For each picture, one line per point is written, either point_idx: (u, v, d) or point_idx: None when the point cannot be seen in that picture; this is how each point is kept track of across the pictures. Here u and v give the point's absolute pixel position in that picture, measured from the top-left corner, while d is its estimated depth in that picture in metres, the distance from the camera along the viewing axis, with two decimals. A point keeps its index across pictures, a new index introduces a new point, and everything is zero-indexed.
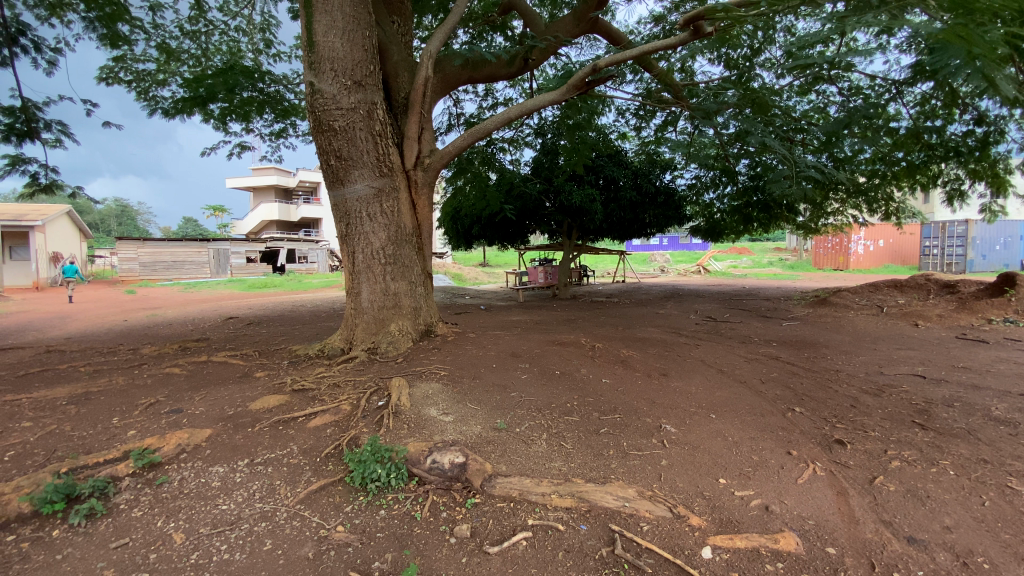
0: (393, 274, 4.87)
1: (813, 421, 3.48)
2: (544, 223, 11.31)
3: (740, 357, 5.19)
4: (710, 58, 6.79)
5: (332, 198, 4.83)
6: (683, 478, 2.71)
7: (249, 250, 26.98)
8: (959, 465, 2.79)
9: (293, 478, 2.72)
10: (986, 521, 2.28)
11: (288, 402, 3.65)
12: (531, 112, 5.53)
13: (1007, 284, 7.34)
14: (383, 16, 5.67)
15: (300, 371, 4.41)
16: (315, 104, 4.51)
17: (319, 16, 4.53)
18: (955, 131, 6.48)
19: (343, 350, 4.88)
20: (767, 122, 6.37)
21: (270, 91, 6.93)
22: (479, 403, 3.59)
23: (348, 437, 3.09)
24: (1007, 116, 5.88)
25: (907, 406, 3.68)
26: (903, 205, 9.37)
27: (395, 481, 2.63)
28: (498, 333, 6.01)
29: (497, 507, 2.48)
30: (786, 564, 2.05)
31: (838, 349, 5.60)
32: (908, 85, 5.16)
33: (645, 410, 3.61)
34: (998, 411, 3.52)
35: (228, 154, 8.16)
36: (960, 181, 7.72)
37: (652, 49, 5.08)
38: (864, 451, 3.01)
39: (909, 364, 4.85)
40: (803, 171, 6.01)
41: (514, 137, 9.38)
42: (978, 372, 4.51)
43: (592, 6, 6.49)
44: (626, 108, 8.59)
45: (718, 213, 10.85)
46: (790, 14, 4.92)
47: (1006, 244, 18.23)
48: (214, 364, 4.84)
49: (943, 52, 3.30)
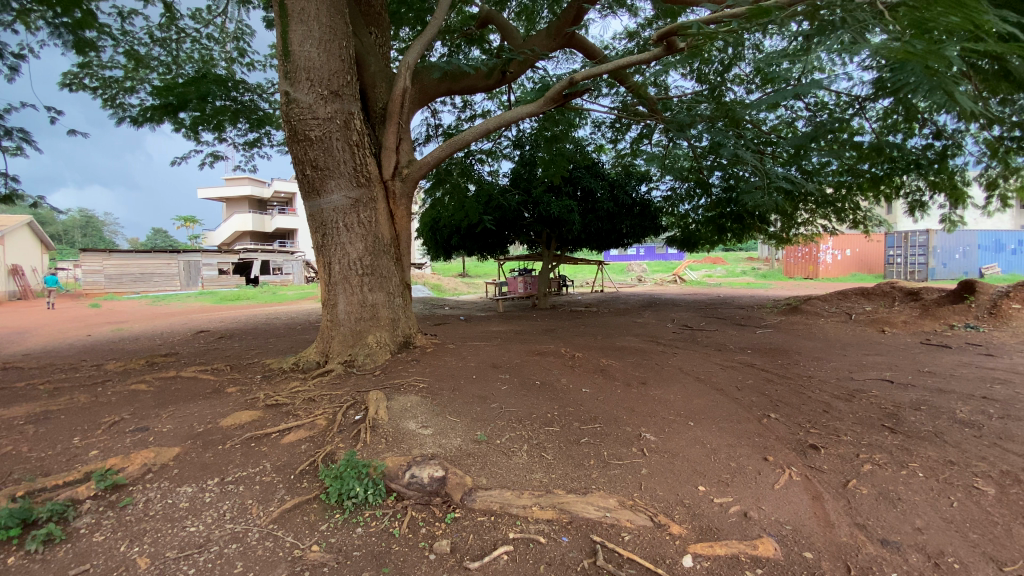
0: (371, 285, 4.80)
1: (788, 427, 3.55)
2: (523, 233, 11.35)
3: (717, 364, 5.28)
4: (683, 73, 6.95)
5: (306, 208, 4.75)
6: (662, 487, 2.72)
7: (221, 263, 26.36)
8: (927, 467, 2.87)
9: (265, 497, 2.63)
10: (955, 522, 2.34)
11: (261, 417, 3.54)
12: (509, 123, 5.55)
13: (967, 291, 7.66)
14: (360, 27, 5.65)
15: (274, 386, 4.28)
16: (291, 113, 4.46)
17: (295, 25, 4.49)
18: (914, 145, 6.77)
19: (319, 363, 4.76)
20: (738, 136, 6.58)
21: (243, 101, 6.84)
22: (459, 415, 3.54)
23: (323, 452, 3.01)
24: (963, 131, 6.16)
25: (877, 411, 3.79)
26: (870, 214, 9.73)
27: (373, 498, 2.56)
28: (477, 344, 5.95)
29: (477, 521, 2.44)
30: (765, 570, 2.08)
31: (810, 356, 5.74)
32: (870, 100, 5.39)
33: (625, 419, 3.62)
34: (962, 413, 3.65)
35: (200, 163, 8.00)
36: (920, 192, 8.05)
37: (626, 64, 5.10)
38: (837, 455, 3.08)
39: (878, 370, 4.99)
40: (774, 183, 6.22)
41: (492, 149, 9.41)
42: (942, 377, 4.66)
43: (568, 22, 6.58)
44: (602, 121, 8.73)
45: (692, 224, 11.08)
46: (759, 32, 5.08)
47: (965, 253, 19.11)
48: (182, 380, 4.66)
49: (901, 75, 3.32)
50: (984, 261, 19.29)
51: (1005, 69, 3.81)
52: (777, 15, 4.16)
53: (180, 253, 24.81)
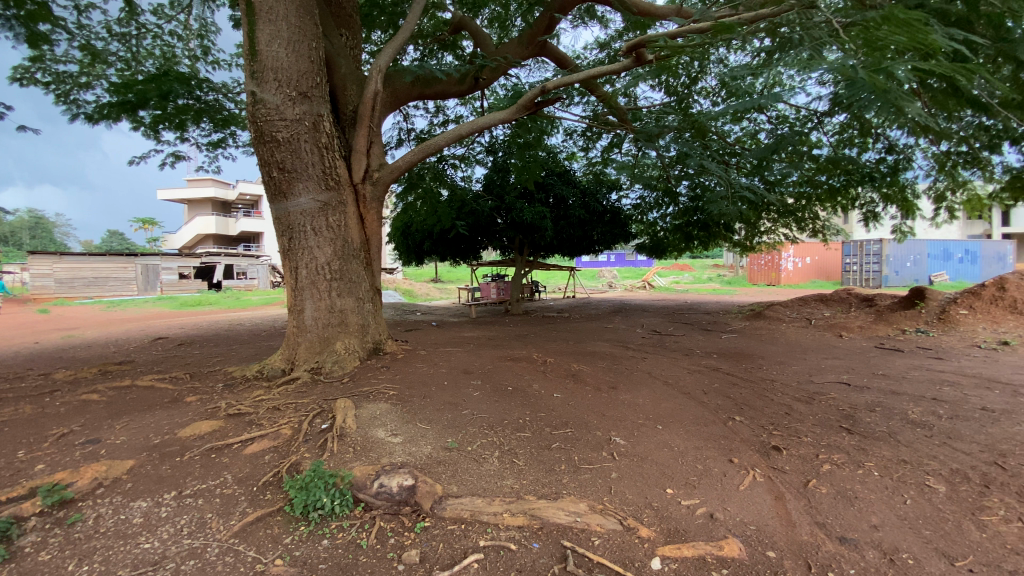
0: (339, 290, 4.71)
1: (752, 429, 3.65)
2: (495, 239, 11.37)
3: (684, 369, 5.39)
4: (652, 85, 7.13)
5: (272, 211, 4.63)
6: (632, 490, 2.75)
7: (181, 267, 25.41)
8: (882, 466, 3.00)
9: (226, 510, 2.53)
10: (909, 519, 2.45)
11: (223, 427, 3.41)
12: (482, 129, 5.56)
13: (917, 298, 8.07)
14: (330, 29, 5.57)
15: (236, 395, 4.13)
16: (257, 114, 4.35)
17: (263, 24, 4.39)
18: (868, 158, 7.12)
19: (284, 370, 4.62)
20: (705, 146, 6.78)
21: (208, 100, 6.63)
22: (430, 422, 3.50)
23: (288, 463, 2.92)
24: (912, 146, 6.52)
25: (835, 413, 3.93)
26: (828, 224, 10.17)
27: (340, 509, 2.50)
28: (449, 351, 5.91)
29: (447, 530, 2.41)
30: (730, 570, 2.12)
31: (772, 360, 5.93)
32: (827, 115, 5.65)
33: (595, 423, 3.65)
34: (913, 414, 3.83)
35: (160, 163, 7.70)
36: (873, 204, 8.46)
37: (597, 74, 5.19)
38: (798, 456, 3.18)
39: (836, 373, 5.20)
40: (738, 193, 6.43)
41: (465, 154, 9.40)
42: (895, 379, 4.89)
43: (540, 31, 6.65)
44: (574, 129, 8.85)
45: (661, 232, 11.33)
46: (723, 47, 5.26)
47: (916, 262, 20.18)
48: (138, 390, 4.45)
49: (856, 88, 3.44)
50: (933, 269, 20.40)
51: (953, 87, 4.03)
52: (741, 30, 4.31)
53: (138, 256, 23.79)
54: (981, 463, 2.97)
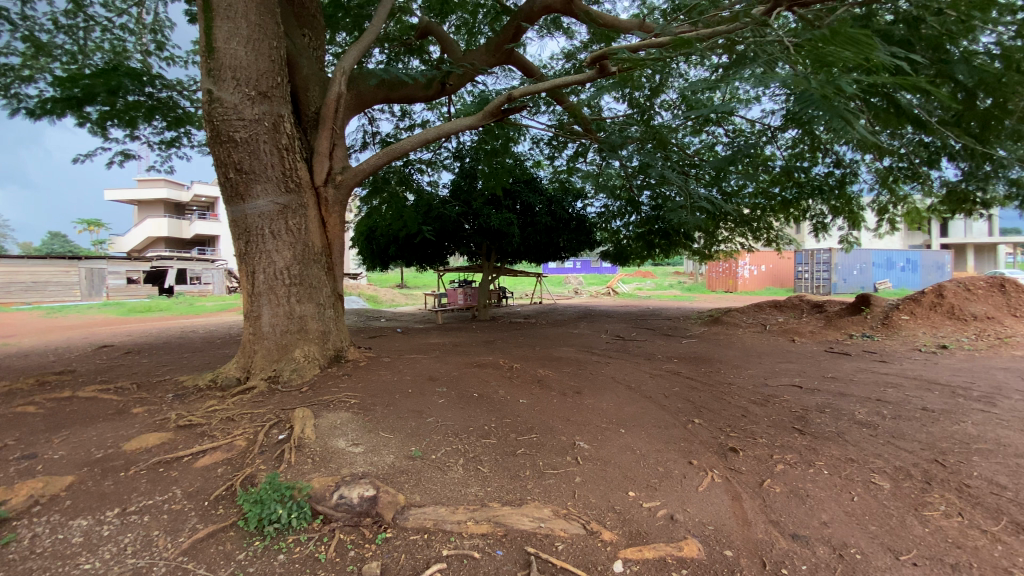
0: (299, 296, 4.58)
1: (711, 431, 3.75)
2: (462, 245, 11.32)
3: (646, 373, 5.50)
4: (616, 96, 7.29)
5: (228, 213, 4.46)
6: (595, 494, 2.78)
7: (130, 271, 24.15)
8: (831, 465, 3.14)
9: (174, 527, 2.40)
10: (855, 515, 2.57)
11: (172, 439, 3.23)
12: (448, 134, 5.53)
13: (863, 304, 8.54)
14: (292, 28, 5.44)
15: (188, 405, 3.93)
16: (213, 113, 4.20)
17: (221, 21, 4.25)
18: (818, 172, 7.49)
19: (239, 379, 4.44)
20: (667, 157, 6.98)
21: (161, 98, 6.35)
22: (392, 431, 3.43)
23: (242, 475, 2.81)
24: (857, 161, 6.90)
25: (788, 414, 4.10)
26: (781, 234, 10.62)
27: (297, 522, 2.42)
28: (414, 357, 5.83)
29: (410, 540, 2.36)
30: (690, 570, 2.17)
31: (730, 364, 6.14)
32: (780, 130, 5.93)
33: (560, 429, 3.67)
34: (860, 415, 4.04)
35: (108, 162, 7.31)
36: (822, 215, 8.91)
37: (562, 83, 5.26)
38: (754, 457, 3.30)
39: (789, 376, 5.42)
40: (697, 202, 6.65)
41: (432, 159, 9.34)
42: (843, 381, 5.15)
43: (507, 39, 6.69)
44: (540, 138, 8.93)
45: (624, 240, 11.55)
46: (683, 61, 5.44)
47: (862, 270, 21.36)
48: (79, 401, 4.17)
49: (806, 102, 3.60)
50: (877, 277, 21.64)
51: (895, 105, 4.26)
52: (700, 45, 4.47)
53: (81, 260, 22.44)
54: (922, 460, 3.16)
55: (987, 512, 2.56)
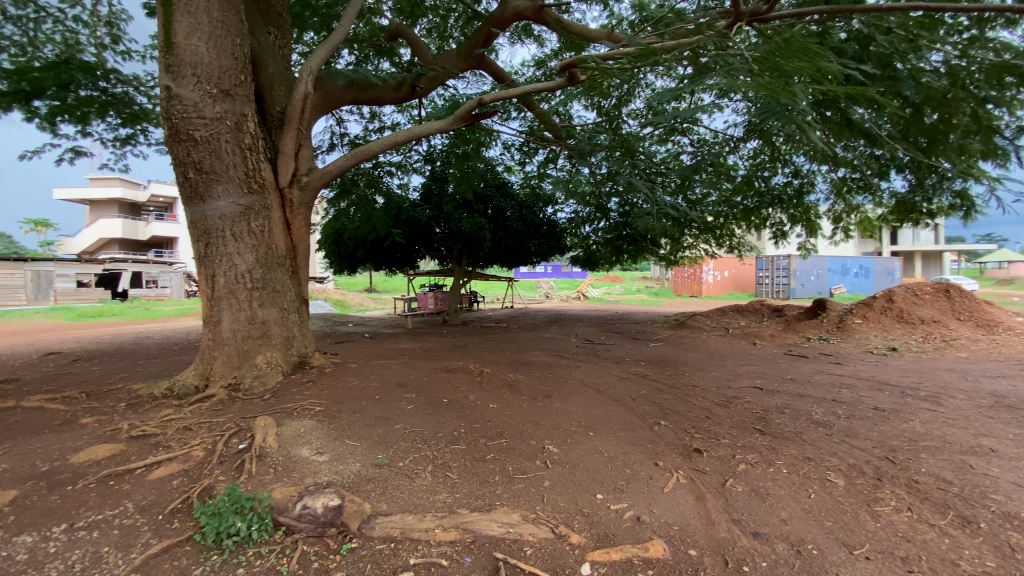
0: (261, 300, 4.45)
1: (676, 433, 3.83)
2: (432, 249, 11.24)
3: (615, 376, 5.59)
4: (586, 104, 7.40)
5: (187, 214, 4.30)
6: (564, 497, 2.79)
7: (80, 274, 22.95)
8: (790, 463, 3.26)
9: (126, 542, 2.29)
10: (812, 511, 2.67)
11: (124, 451, 3.08)
12: (418, 138, 5.49)
13: (820, 308, 8.90)
14: (257, 25, 5.30)
15: (142, 415, 3.75)
16: (171, 110, 4.04)
17: (180, 16, 4.11)
18: (777, 182, 7.79)
19: (197, 387, 4.27)
20: (634, 164, 7.12)
21: (116, 93, 6.08)
22: (358, 439, 3.36)
23: (200, 487, 2.70)
24: (814, 172, 7.22)
25: (749, 415, 4.23)
26: (743, 241, 10.99)
27: (258, 534, 2.34)
28: (382, 363, 5.74)
29: (376, 550, 2.32)
30: (655, 570, 2.21)
31: (695, 366, 6.30)
32: (742, 141, 6.14)
33: (529, 433, 3.68)
34: (817, 415, 4.20)
35: (57, 159, 6.94)
36: (781, 223, 9.26)
37: (532, 90, 5.31)
38: (717, 457, 3.38)
39: (750, 378, 5.60)
40: (663, 210, 6.81)
41: (402, 162, 9.25)
42: (801, 382, 5.36)
43: (477, 44, 6.71)
44: (511, 143, 8.96)
45: (593, 245, 11.71)
46: (650, 71, 5.57)
47: (818, 276, 22.29)
48: (22, 411, 3.93)
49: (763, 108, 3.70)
50: (832, 282, 22.62)
51: (847, 118, 4.46)
52: (666, 56, 4.59)
53: (26, 261, 21.18)
54: (874, 458, 3.31)
55: (934, 506, 2.70)
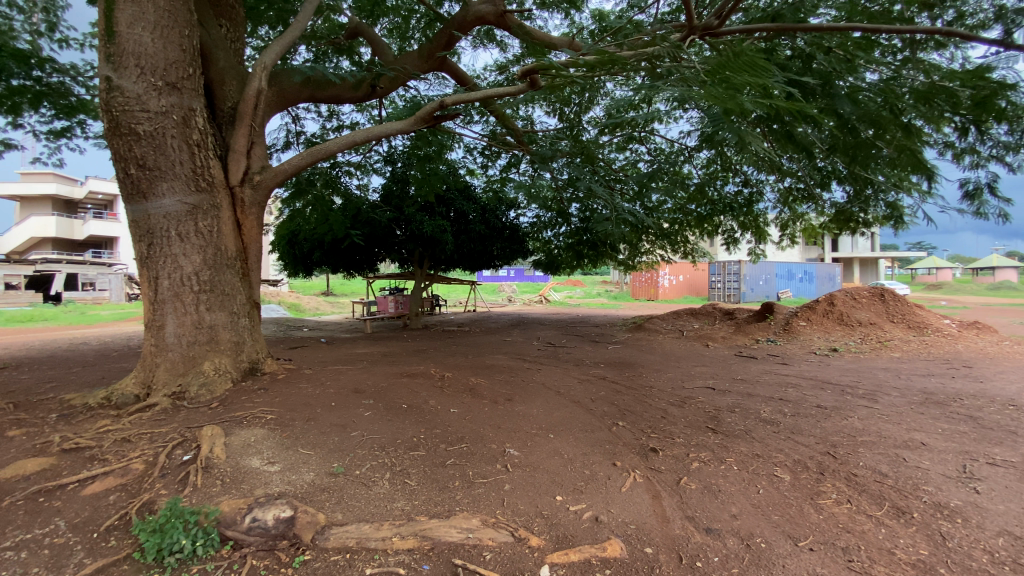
0: (209, 303, 4.24)
1: (633, 433, 3.92)
2: (393, 252, 11.07)
3: (575, 379, 5.66)
4: (547, 110, 7.50)
5: (128, 213, 4.06)
6: (524, 501, 2.80)
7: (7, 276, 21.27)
8: (740, 460, 3.39)
9: (56, 563, 2.12)
10: (760, 506, 2.79)
11: (54, 465, 2.86)
12: (377, 138, 5.39)
13: (768, 312, 9.33)
14: (207, 17, 5.09)
15: (74, 426, 3.50)
16: (111, 102, 3.82)
17: (123, 3, 3.90)
18: (729, 191, 8.13)
19: (138, 396, 4.02)
20: (594, 171, 7.27)
21: (51, 83, 5.69)
22: (313, 447, 3.26)
23: (140, 502, 2.54)
24: (762, 182, 7.58)
25: (702, 415, 4.37)
26: (697, 247, 11.39)
27: (203, 550, 2.22)
28: (339, 368, 5.59)
29: (330, 561, 2.25)
30: (613, 570, 2.25)
31: (651, 368, 6.47)
32: (695, 150, 6.39)
33: (490, 437, 3.67)
34: (765, 413, 4.40)
35: None
36: (733, 230, 9.66)
37: (494, 94, 5.32)
38: (672, 456, 3.48)
39: (703, 378, 5.80)
40: (622, 215, 6.98)
41: (361, 163, 9.07)
42: (750, 382, 5.59)
43: (439, 47, 6.68)
44: (473, 146, 8.96)
45: (555, 250, 11.84)
46: (609, 80, 5.71)
47: (767, 280, 23.33)
48: None
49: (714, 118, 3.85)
50: (779, 287, 23.74)
51: (791, 132, 4.72)
52: (624, 66, 4.72)
53: None
54: (817, 453, 3.49)
55: (871, 498, 2.87)
